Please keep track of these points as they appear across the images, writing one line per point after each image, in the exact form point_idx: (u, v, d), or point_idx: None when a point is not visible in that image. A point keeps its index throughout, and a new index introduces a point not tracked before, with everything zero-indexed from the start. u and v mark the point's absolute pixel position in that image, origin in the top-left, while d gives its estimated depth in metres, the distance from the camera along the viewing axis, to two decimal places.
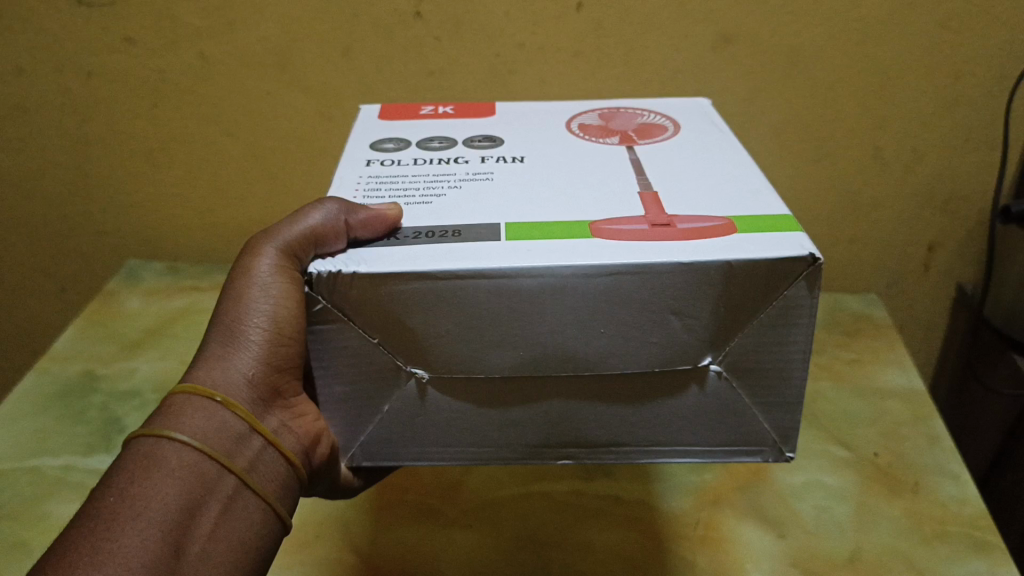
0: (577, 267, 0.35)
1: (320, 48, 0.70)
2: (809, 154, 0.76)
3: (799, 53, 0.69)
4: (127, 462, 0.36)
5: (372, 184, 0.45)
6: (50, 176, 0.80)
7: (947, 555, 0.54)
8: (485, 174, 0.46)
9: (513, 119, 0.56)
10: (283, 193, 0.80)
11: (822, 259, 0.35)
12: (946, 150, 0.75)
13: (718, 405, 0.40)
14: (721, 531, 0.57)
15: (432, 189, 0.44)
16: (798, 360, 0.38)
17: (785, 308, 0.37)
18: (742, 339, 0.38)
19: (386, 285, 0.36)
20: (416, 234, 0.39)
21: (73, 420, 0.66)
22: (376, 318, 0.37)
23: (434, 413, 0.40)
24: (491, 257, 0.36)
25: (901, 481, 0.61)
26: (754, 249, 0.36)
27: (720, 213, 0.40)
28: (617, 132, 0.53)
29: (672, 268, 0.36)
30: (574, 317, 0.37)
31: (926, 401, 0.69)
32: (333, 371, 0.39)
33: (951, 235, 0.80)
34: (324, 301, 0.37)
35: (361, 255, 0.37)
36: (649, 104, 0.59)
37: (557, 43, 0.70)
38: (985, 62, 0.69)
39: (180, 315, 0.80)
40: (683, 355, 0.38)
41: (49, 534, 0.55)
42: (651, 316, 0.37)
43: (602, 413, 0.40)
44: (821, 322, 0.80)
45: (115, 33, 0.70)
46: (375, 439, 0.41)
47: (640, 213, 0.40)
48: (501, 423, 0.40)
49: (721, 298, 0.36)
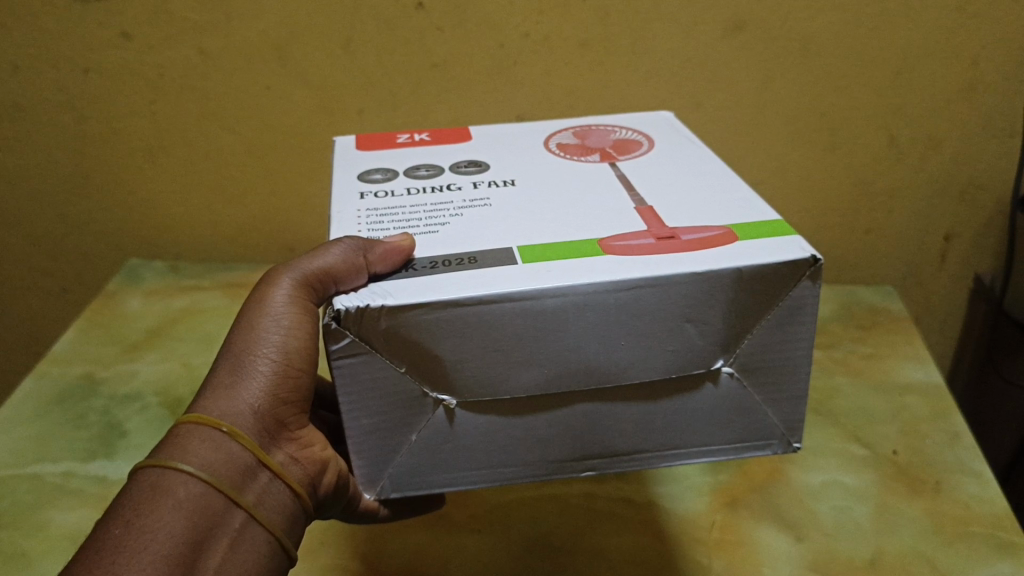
0: (595, 282, 0.34)
1: (320, 41, 0.69)
2: (823, 143, 0.74)
3: (812, 40, 0.67)
4: (133, 492, 0.34)
5: (374, 217, 0.42)
6: (47, 176, 0.79)
7: (969, 556, 0.52)
8: (482, 200, 0.44)
9: (492, 142, 0.53)
10: (283, 190, 0.79)
11: (822, 259, 0.35)
12: (963, 138, 0.73)
13: (730, 410, 0.39)
14: (735, 534, 0.55)
15: (435, 219, 0.42)
16: (803, 356, 0.37)
17: (792, 306, 0.36)
18: (753, 339, 0.37)
19: (411, 314, 0.34)
20: (432, 264, 0.37)
21: (72, 426, 0.64)
22: (403, 351, 0.35)
23: (465, 439, 0.37)
24: (509, 280, 0.35)
25: (921, 480, 0.59)
26: (760, 254, 0.35)
27: (718, 222, 0.39)
28: (596, 149, 0.51)
29: (686, 278, 0.35)
30: (593, 333, 0.35)
31: (946, 395, 0.67)
32: (363, 405, 0.36)
33: (967, 223, 0.78)
34: (352, 334, 0.34)
35: (384, 288, 0.35)
36: (620, 120, 0.57)
37: (562, 33, 0.68)
38: (1003, 45, 0.67)
39: (183, 315, 0.79)
40: (697, 361, 0.37)
41: (49, 545, 0.54)
42: (665, 325, 0.35)
43: (626, 422, 0.38)
44: (835, 315, 0.78)
45: (113, 28, 0.68)
46: (403, 470, 0.38)
47: (642, 227, 0.39)
48: (526, 442, 0.38)
49: (731, 304, 0.35)
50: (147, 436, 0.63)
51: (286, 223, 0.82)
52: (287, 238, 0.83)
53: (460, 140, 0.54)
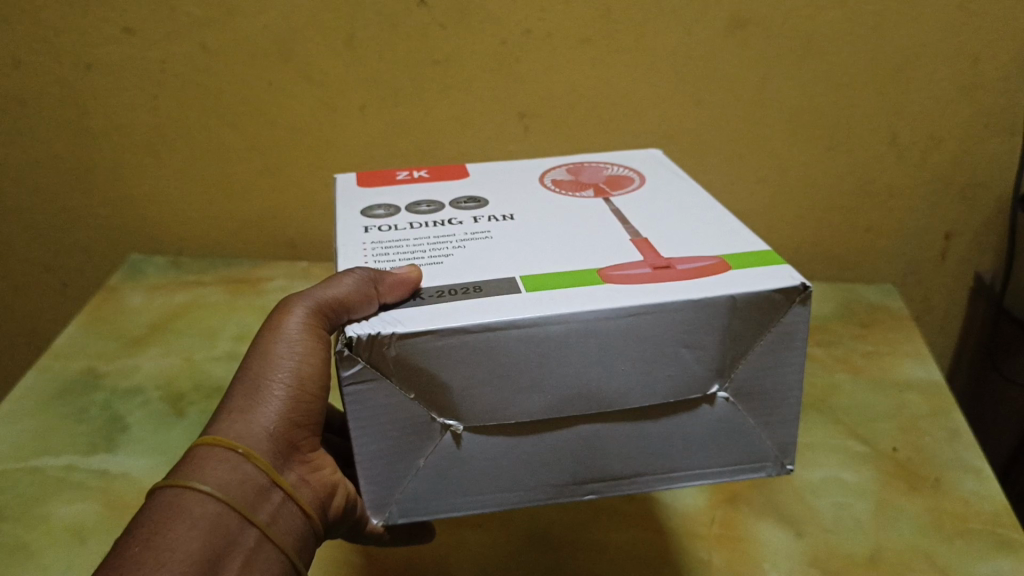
0: (597, 310, 0.35)
1: (323, 38, 0.69)
2: (824, 141, 0.74)
3: (813, 39, 0.68)
4: (151, 513, 0.35)
5: (378, 249, 0.42)
6: (50, 171, 0.79)
7: (968, 552, 0.53)
8: (482, 233, 0.44)
9: (490, 178, 0.53)
10: (285, 186, 0.79)
11: (811, 286, 0.36)
12: (965, 136, 0.73)
13: (726, 430, 0.39)
14: (737, 530, 0.55)
15: (439, 250, 0.42)
16: (795, 381, 0.38)
17: (783, 332, 0.37)
18: (748, 364, 0.37)
19: (420, 341, 0.34)
20: (439, 292, 0.37)
21: (74, 419, 0.64)
22: (411, 376, 0.35)
23: (472, 462, 0.37)
24: (515, 307, 0.35)
25: (921, 477, 0.59)
26: (751, 282, 0.36)
27: (711, 253, 0.40)
28: (590, 184, 0.51)
29: (682, 305, 0.35)
30: (595, 358, 0.35)
31: (946, 392, 0.67)
32: (371, 429, 0.36)
33: (968, 221, 0.78)
34: (363, 361, 0.34)
35: (393, 316, 0.35)
36: (610, 156, 0.57)
37: (565, 30, 0.68)
38: (1004, 44, 0.68)
39: (184, 309, 0.79)
40: (694, 385, 0.37)
41: (52, 537, 0.54)
42: (664, 351, 0.36)
43: (628, 445, 0.38)
44: (835, 313, 0.78)
45: (116, 24, 0.69)
46: (410, 495, 0.38)
47: (637, 257, 0.39)
48: (529, 465, 0.38)
49: (727, 331, 0.36)
50: (149, 430, 0.63)
51: (288, 219, 0.82)
52: (288, 232, 0.83)
53: (457, 176, 0.54)
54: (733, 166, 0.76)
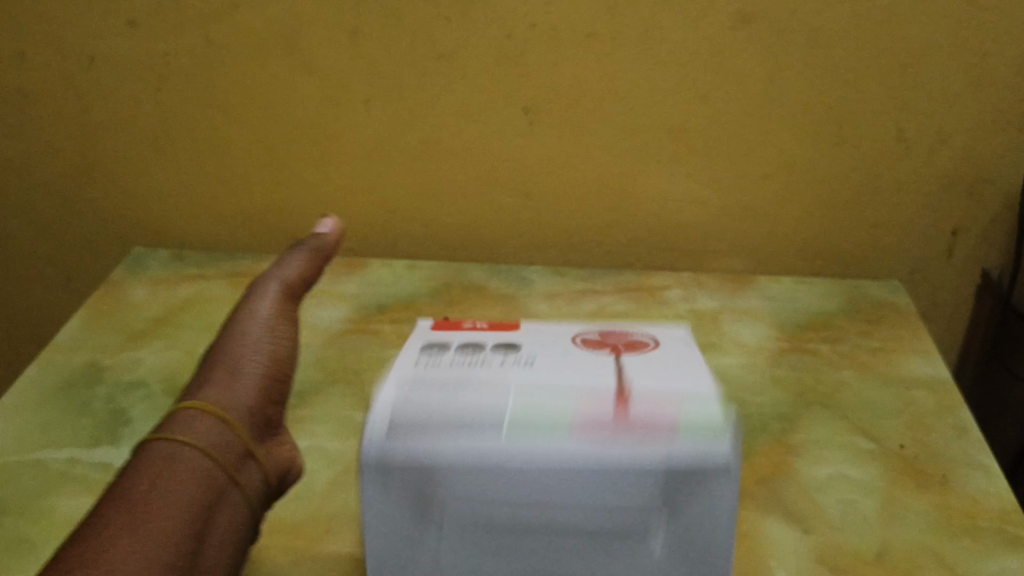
0: (549, 461, 0.40)
1: (330, 30, 0.70)
2: (831, 136, 0.74)
3: (819, 33, 0.68)
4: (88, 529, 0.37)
5: (420, 380, 0.45)
6: (55, 164, 0.80)
7: (976, 550, 0.52)
8: (510, 361, 0.47)
9: (522, 304, 0.58)
10: (288, 179, 0.78)
11: (740, 458, 0.40)
12: (972, 132, 0.73)
13: (680, 563, 0.42)
14: (744, 527, 0.55)
15: (472, 383, 0.45)
16: (725, 525, 0.41)
17: (709, 496, 0.41)
18: (685, 523, 0.42)
19: (406, 453, 0.41)
20: (441, 397, 0.43)
21: (78, 412, 0.64)
22: (401, 500, 0.42)
23: (448, 561, 0.43)
24: (489, 433, 0.41)
25: (928, 474, 0.59)
26: (691, 440, 0.40)
27: (678, 392, 0.43)
28: (611, 314, 0.56)
29: (627, 467, 0.40)
30: (556, 494, 0.41)
31: (952, 390, 0.67)
32: (370, 520, 0.43)
33: (976, 215, 0.78)
34: (364, 460, 0.41)
35: (389, 416, 0.42)
36: (632, 305, 0.62)
37: (572, 23, 0.68)
38: (1010, 38, 0.68)
39: (187, 304, 0.77)
40: (637, 506, 0.41)
41: (54, 530, 0.53)
42: (611, 505, 0.41)
43: (579, 558, 0.43)
44: (841, 310, 0.77)
45: (120, 15, 0.71)
46: (393, 560, 0.44)
47: (612, 383, 0.44)
48: (498, 560, 0.43)
49: (664, 488, 0.41)
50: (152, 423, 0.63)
51: (288, 219, 0.81)
52: (287, 230, 0.81)
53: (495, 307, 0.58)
54: (740, 162, 0.75)
